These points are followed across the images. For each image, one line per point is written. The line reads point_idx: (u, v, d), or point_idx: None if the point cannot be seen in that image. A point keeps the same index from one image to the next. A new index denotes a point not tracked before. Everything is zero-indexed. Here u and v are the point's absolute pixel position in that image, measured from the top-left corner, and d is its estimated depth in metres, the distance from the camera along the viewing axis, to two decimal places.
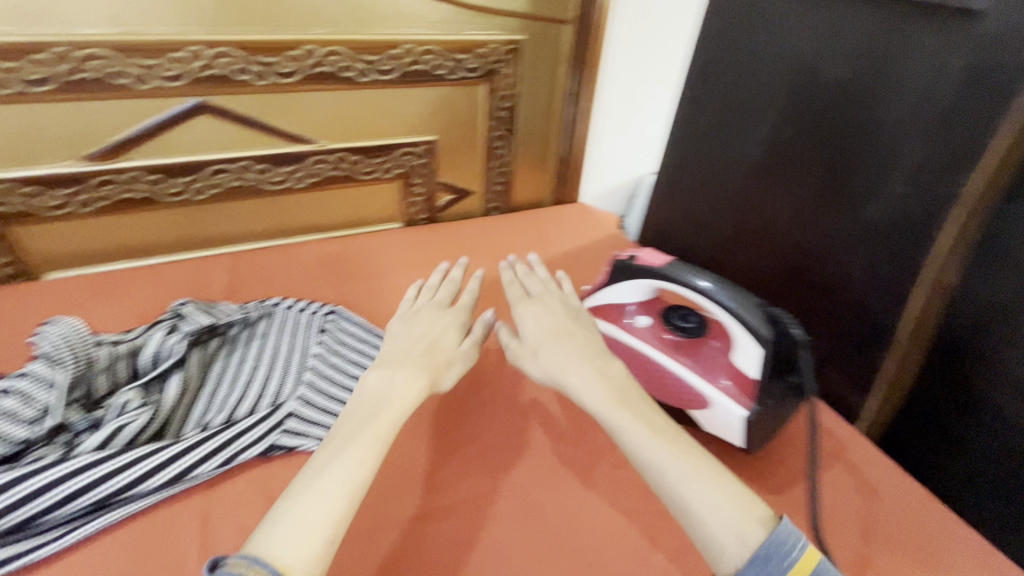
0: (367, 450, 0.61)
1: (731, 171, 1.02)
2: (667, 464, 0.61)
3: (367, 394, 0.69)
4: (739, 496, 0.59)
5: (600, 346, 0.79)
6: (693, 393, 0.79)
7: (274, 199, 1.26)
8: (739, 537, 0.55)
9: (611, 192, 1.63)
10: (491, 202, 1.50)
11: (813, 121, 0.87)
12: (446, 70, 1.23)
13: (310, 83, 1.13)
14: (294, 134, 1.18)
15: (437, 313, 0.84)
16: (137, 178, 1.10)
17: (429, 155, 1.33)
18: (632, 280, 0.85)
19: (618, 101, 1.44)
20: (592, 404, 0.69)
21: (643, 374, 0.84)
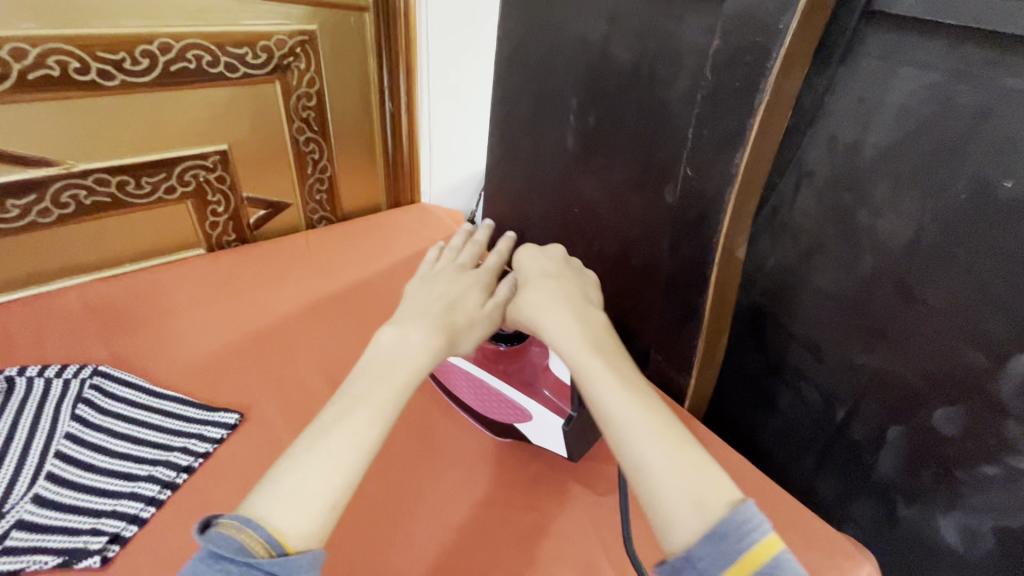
0: (335, 450, 0.51)
1: (547, 165, 0.94)
2: (633, 417, 0.55)
3: (384, 356, 0.59)
4: (706, 474, 0.52)
5: (579, 304, 0.68)
6: (510, 404, 0.72)
7: (16, 240, 0.96)
8: (699, 510, 0.49)
9: (456, 188, 1.55)
10: (314, 215, 1.34)
11: (607, 112, 0.80)
12: (225, 66, 1.06)
13: (27, 89, 0.89)
14: (13, 173, 0.93)
15: (457, 275, 0.74)
16: None
17: (223, 166, 1.14)
18: None
19: (442, 89, 1.36)
20: (569, 348, 0.62)
21: (468, 393, 0.77)
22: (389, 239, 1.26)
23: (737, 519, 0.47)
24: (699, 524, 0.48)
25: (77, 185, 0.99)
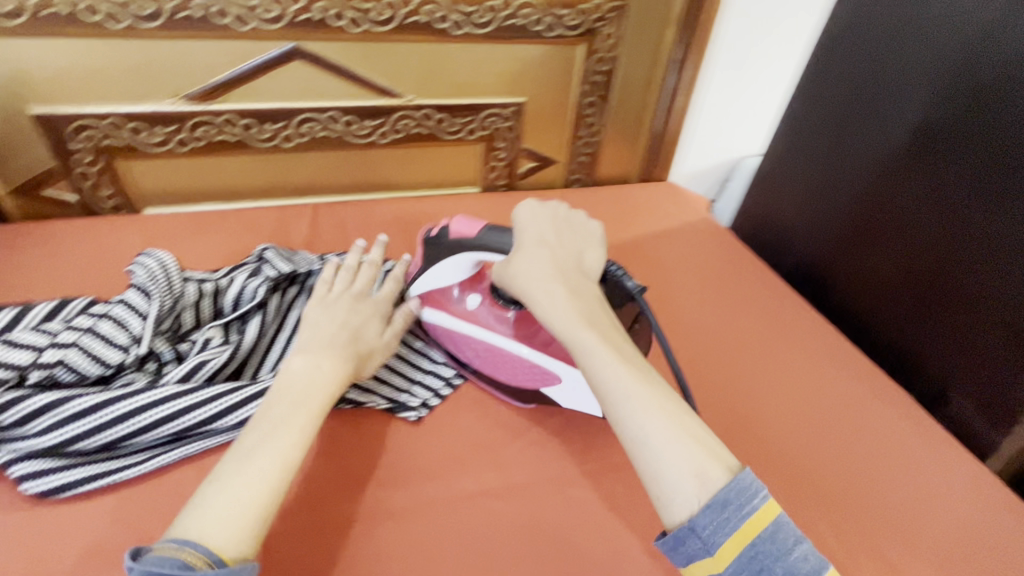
0: (292, 436, 0.49)
1: (846, 177, 0.82)
2: (633, 408, 0.47)
3: (276, 392, 0.53)
4: (707, 441, 0.46)
5: (578, 252, 0.60)
6: (537, 371, 0.64)
7: (292, 158, 0.90)
8: (700, 480, 0.43)
9: (705, 171, 1.18)
10: (572, 174, 1.09)
11: (983, 101, 0.64)
12: (544, 26, 0.87)
13: (396, 31, 0.81)
14: (356, 100, 0.87)
15: (352, 301, 0.64)
16: (121, 130, 0.81)
17: (516, 119, 0.97)
18: (444, 258, 0.66)
19: (734, 70, 1.02)
20: (562, 328, 0.53)
21: (480, 360, 0.67)
22: (653, 216, 1.04)
23: (738, 484, 0.43)
24: (696, 494, 0.43)
25: (352, 114, 0.88)
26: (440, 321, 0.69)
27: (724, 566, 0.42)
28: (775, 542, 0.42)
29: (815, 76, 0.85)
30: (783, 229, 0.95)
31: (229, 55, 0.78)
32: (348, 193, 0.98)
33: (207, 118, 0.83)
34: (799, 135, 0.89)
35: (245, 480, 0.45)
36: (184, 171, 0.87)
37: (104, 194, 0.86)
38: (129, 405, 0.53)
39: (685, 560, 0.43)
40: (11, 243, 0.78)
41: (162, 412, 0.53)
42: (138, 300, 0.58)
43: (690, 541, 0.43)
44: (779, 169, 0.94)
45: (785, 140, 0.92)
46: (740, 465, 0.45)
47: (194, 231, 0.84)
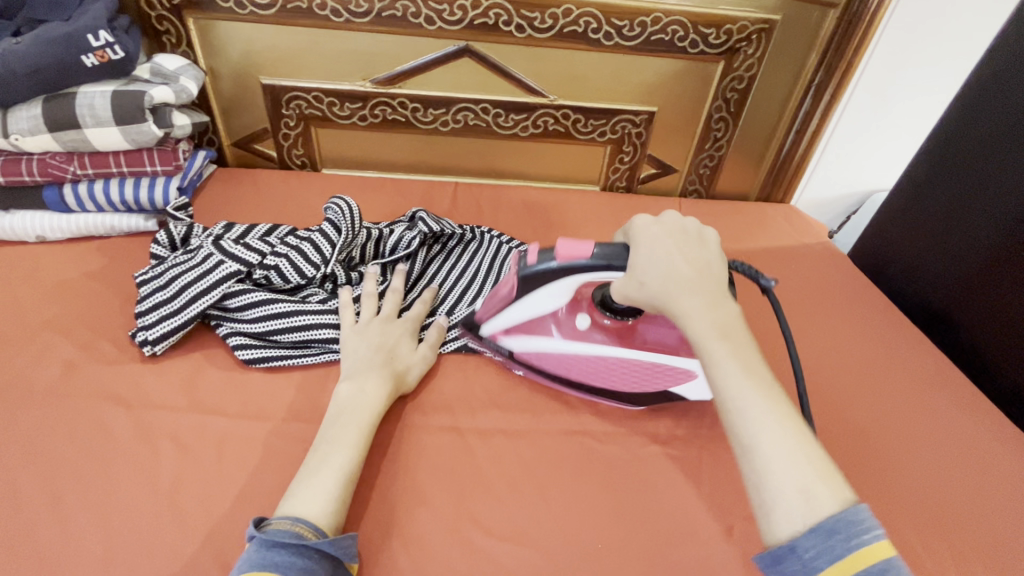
0: (347, 453, 0.53)
1: (990, 205, 0.81)
2: (762, 425, 0.44)
3: (337, 409, 0.57)
4: (828, 470, 0.44)
5: (709, 260, 0.53)
6: (672, 371, 0.63)
7: (449, 139, 1.05)
8: (806, 498, 0.42)
9: (829, 201, 1.17)
10: (691, 185, 1.14)
11: None
12: (689, 42, 0.94)
13: (558, 40, 0.93)
14: (508, 96, 0.99)
15: (384, 323, 0.67)
16: (322, 102, 1.00)
17: (647, 127, 1.04)
18: (547, 285, 0.58)
19: (876, 101, 1.02)
20: (695, 334, 0.49)
21: (605, 377, 0.64)
22: (769, 233, 1.06)
23: (848, 517, 0.41)
24: (805, 517, 0.41)
25: (501, 109, 1.01)
26: (537, 348, 0.64)
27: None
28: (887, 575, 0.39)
29: (975, 100, 0.83)
30: (915, 252, 0.93)
31: (417, 47, 0.94)
32: (483, 177, 1.11)
33: (386, 100, 0.99)
34: (941, 162, 0.88)
35: (330, 476, 0.51)
36: (360, 144, 1.05)
37: (297, 153, 1.06)
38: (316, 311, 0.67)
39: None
40: (230, 182, 0.99)
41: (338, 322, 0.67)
42: (331, 232, 0.73)
43: (789, 560, 0.41)
44: (923, 192, 0.91)
45: (922, 167, 0.92)
46: (852, 496, 0.42)
47: (360, 191, 1.01)
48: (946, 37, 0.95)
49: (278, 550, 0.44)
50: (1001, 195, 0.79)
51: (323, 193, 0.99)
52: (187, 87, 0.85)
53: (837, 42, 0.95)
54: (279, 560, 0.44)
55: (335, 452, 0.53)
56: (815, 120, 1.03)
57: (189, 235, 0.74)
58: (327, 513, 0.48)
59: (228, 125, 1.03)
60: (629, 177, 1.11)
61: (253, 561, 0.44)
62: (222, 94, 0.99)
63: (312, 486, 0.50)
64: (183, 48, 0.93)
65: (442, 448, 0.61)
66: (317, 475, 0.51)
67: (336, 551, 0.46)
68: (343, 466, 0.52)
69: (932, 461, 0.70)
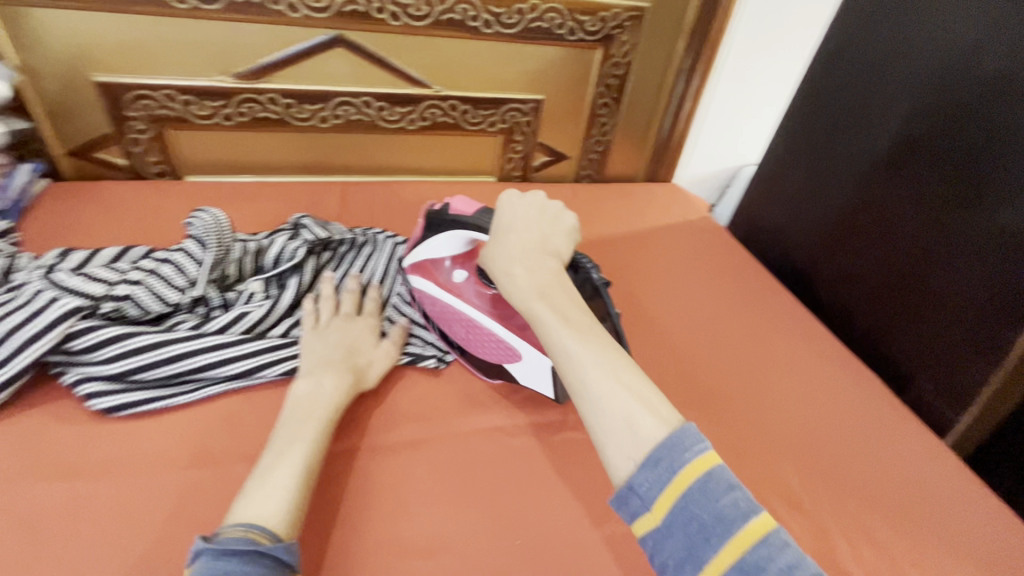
0: (304, 448, 0.51)
1: (826, 184, 0.92)
2: (582, 357, 0.49)
3: (295, 406, 0.55)
4: (653, 402, 0.47)
5: (545, 236, 0.60)
6: (509, 348, 0.64)
7: (332, 137, 0.98)
8: (629, 426, 0.45)
9: (707, 177, 1.26)
10: (583, 170, 1.16)
11: (950, 103, 0.73)
12: (568, 29, 0.94)
13: (436, 28, 0.89)
14: (390, 88, 0.94)
15: (344, 321, 0.66)
16: (175, 101, 0.88)
17: (535, 115, 1.04)
18: (444, 230, 0.66)
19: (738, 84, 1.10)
20: (519, 292, 0.55)
21: (467, 336, 0.67)
22: (658, 212, 1.11)
23: (676, 440, 0.43)
24: (633, 450, 0.44)
25: (384, 101, 0.95)
26: (424, 289, 0.70)
27: (660, 519, 0.42)
28: (704, 490, 0.41)
29: (812, 88, 0.94)
30: (777, 226, 1.04)
31: (281, 37, 0.86)
32: (374, 173, 1.05)
33: (253, 95, 0.90)
34: (794, 148, 0.99)
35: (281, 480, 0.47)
36: (228, 146, 0.95)
37: (152, 159, 0.93)
38: (182, 346, 0.59)
39: (629, 517, 0.44)
40: (68, 198, 0.85)
41: (213, 357, 0.59)
42: (194, 249, 0.65)
43: (632, 499, 0.43)
44: (779, 169, 1.02)
45: (778, 148, 1.02)
46: (681, 423, 0.45)
47: (234, 198, 0.91)
48: (786, 24, 1.04)
49: (232, 560, 0.40)
50: (838, 173, 0.90)
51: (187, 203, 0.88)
52: None
53: (700, 27, 1.01)
54: (229, 571, 0.39)
55: (293, 447, 0.51)
56: (688, 103, 1.10)
57: (11, 270, 0.62)
58: (285, 519, 0.45)
59: (59, 130, 0.88)
60: (524, 166, 1.11)
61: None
62: (45, 95, 0.84)
63: (268, 486, 0.47)
64: None
65: (344, 469, 0.57)
66: (273, 472, 0.48)
67: (292, 558, 0.43)
68: (302, 462, 0.50)
69: (815, 409, 0.76)
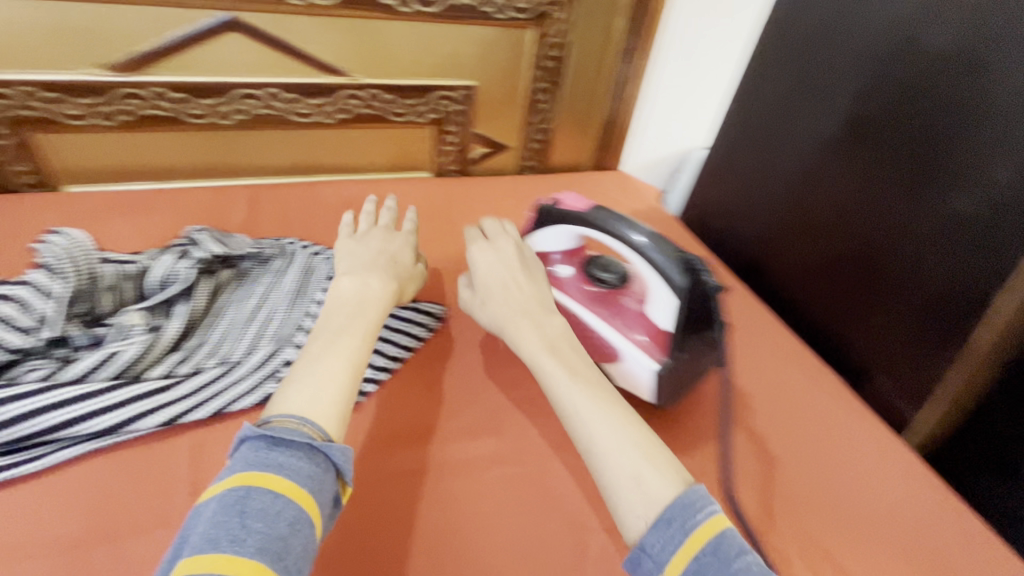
0: (335, 361, 0.47)
1: (795, 209, 0.80)
2: (592, 415, 0.46)
3: (345, 299, 0.54)
4: (661, 458, 0.44)
5: (529, 269, 0.60)
6: (611, 348, 0.60)
7: (241, 135, 0.86)
8: (638, 485, 0.42)
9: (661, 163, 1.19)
10: (526, 163, 1.07)
11: (903, 83, 0.64)
12: (495, 8, 0.84)
13: (344, 8, 0.78)
14: (298, 77, 0.83)
15: (384, 235, 0.65)
16: (38, 100, 0.75)
17: (469, 105, 0.95)
18: (555, 223, 0.64)
19: (691, 72, 1.03)
20: (529, 350, 0.53)
21: (557, 329, 0.64)
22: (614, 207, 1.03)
23: (687, 498, 0.40)
24: (645, 507, 0.40)
25: (294, 93, 0.84)
26: None
27: None
28: (716, 554, 0.38)
29: (756, 83, 0.85)
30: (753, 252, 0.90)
31: (165, 19, 0.73)
32: (302, 175, 0.94)
33: (135, 90, 0.77)
34: (747, 157, 0.88)
35: (323, 376, 0.45)
36: (122, 149, 0.82)
37: (17, 169, 0.80)
38: None
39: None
40: None
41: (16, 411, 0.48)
42: (33, 296, 0.54)
43: (644, 560, 0.39)
44: (742, 191, 0.90)
45: (733, 160, 0.92)
46: (691, 481, 0.42)
47: (115, 211, 0.79)
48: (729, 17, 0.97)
49: (284, 451, 0.39)
50: (782, 156, 0.81)
51: (98, 202, 0.80)
52: None
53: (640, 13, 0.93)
54: (283, 459, 0.38)
55: (338, 343, 0.48)
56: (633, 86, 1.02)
57: None
58: (337, 417, 0.43)
59: None
60: (461, 160, 1.02)
61: (251, 460, 0.38)
62: None
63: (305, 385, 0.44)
64: None
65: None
66: (320, 360, 0.46)
67: (346, 461, 0.41)
68: (346, 369, 0.47)
69: None
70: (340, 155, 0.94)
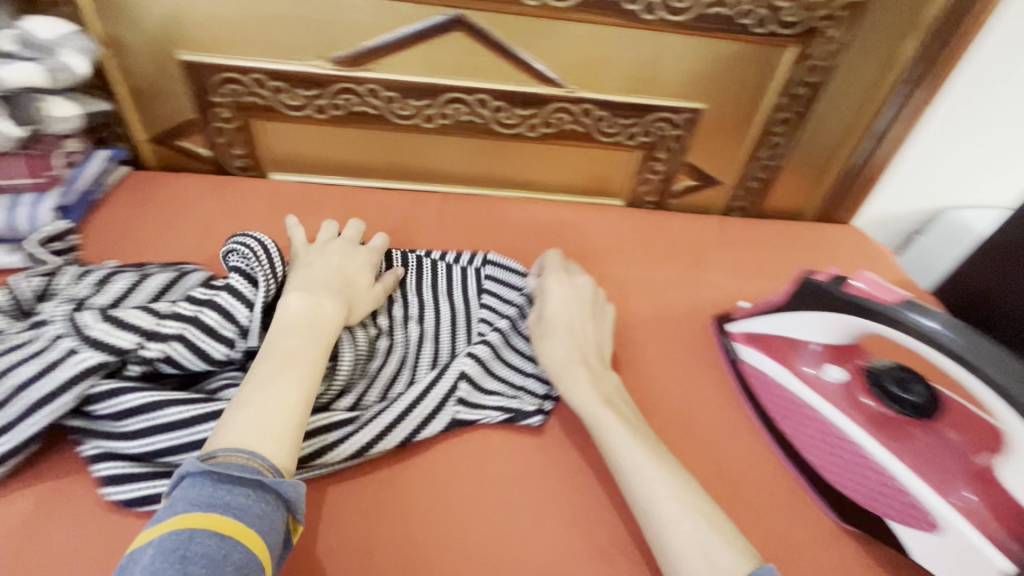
0: (291, 385, 0.42)
1: None
2: (649, 479, 0.44)
3: (287, 321, 0.48)
4: (730, 531, 0.42)
5: (573, 324, 0.59)
6: (910, 503, 0.46)
7: (438, 140, 0.81)
8: (705, 553, 0.40)
9: (898, 220, 0.96)
10: (735, 201, 0.90)
11: None
12: (756, 19, 0.70)
13: (582, 12, 0.69)
14: (511, 84, 0.75)
15: (348, 250, 0.61)
16: (265, 87, 0.75)
17: (688, 129, 0.81)
18: (824, 311, 0.51)
19: (974, 114, 0.81)
20: (581, 407, 0.51)
21: (820, 450, 0.51)
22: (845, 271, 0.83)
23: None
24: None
25: (502, 101, 0.77)
26: (771, 373, 0.56)
27: None
28: None
29: None
30: None
31: (396, 15, 0.69)
32: (488, 186, 0.87)
33: (350, 86, 0.75)
34: None
35: (268, 407, 0.40)
36: (325, 142, 0.81)
37: (235, 152, 0.82)
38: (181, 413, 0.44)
39: None
40: (145, 191, 0.75)
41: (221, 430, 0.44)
42: (243, 287, 0.50)
43: None
44: None
45: None
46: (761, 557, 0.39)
47: (314, 205, 0.78)
48: None
49: (231, 488, 0.35)
50: None
51: (296, 194, 0.79)
52: (71, 65, 0.63)
53: (936, 36, 0.73)
54: (230, 498, 0.35)
55: (297, 370, 0.44)
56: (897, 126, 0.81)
57: (46, 292, 0.54)
58: (288, 449, 0.39)
59: (144, 111, 0.77)
60: (660, 191, 0.88)
61: (199, 498, 0.35)
62: (131, 72, 0.74)
63: (252, 415, 0.40)
64: (65, 9, 0.67)
65: None
66: (244, 406, 0.40)
67: (297, 496, 0.38)
68: (301, 397, 0.42)
69: None
70: (527, 171, 0.85)
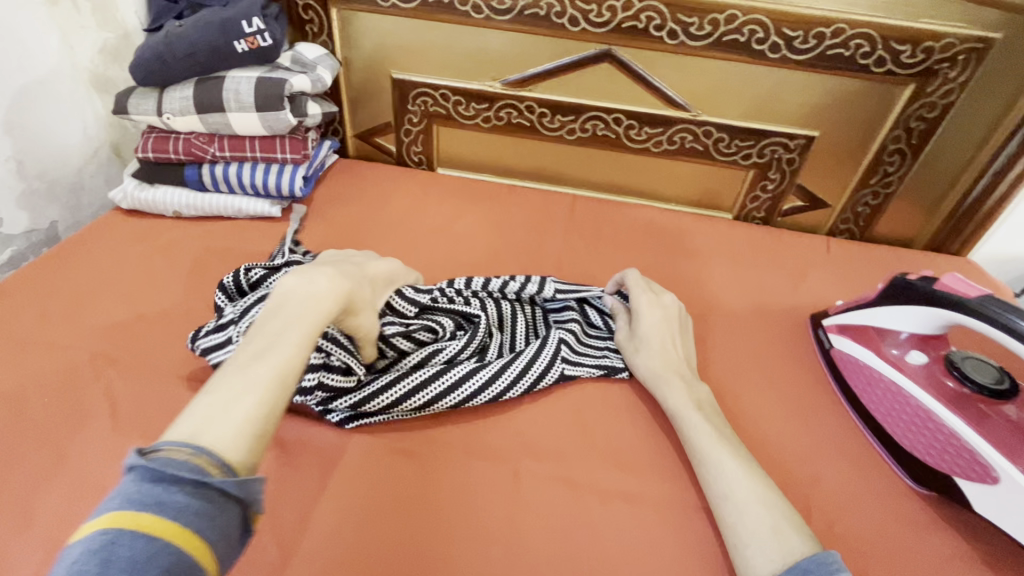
0: (291, 350, 0.45)
1: None
2: (732, 474, 0.53)
3: (281, 295, 0.50)
4: (795, 523, 0.49)
5: (665, 339, 0.66)
6: (976, 462, 0.53)
7: (576, 149, 0.98)
8: (778, 537, 0.47)
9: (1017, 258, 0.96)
10: (843, 224, 0.97)
11: None
12: (875, 59, 0.79)
13: (714, 49, 0.82)
14: (644, 107, 0.90)
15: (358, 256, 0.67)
16: (448, 101, 0.96)
17: (801, 153, 0.90)
18: (914, 304, 0.59)
19: None
20: (673, 407, 0.60)
21: (896, 417, 0.60)
22: None
23: (822, 558, 0.43)
24: (782, 554, 0.45)
25: (634, 120, 0.92)
26: (858, 355, 0.65)
27: None
28: None
29: None
30: None
31: (558, 48, 0.87)
32: (611, 192, 1.02)
33: (513, 102, 0.94)
34: None
35: (251, 398, 0.40)
36: (485, 145, 1.01)
37: (415, 150, 1.04)
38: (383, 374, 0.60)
39: None
40: (351, 173, 0.99)
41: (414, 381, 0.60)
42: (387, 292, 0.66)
43: None
44: None
45: None
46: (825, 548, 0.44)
47: (472, 194, 0.97)
48: None
49: (165, 488, 0.33)
50: None
51: (458, 184, 0.99)
52: (323, 77, 0.85)
53: None
54: (167, 497, 0.33)
55: (254, 369, 0.42)
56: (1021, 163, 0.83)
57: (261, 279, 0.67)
58: (243, 446, 0.38)
59: (355, 114, 1.02)
60: (769, 208, 0.98)
61: (132, 497, 0.33)
62: (353, 84, 0.98)
63: (223, 412, 0.39)
64: (323, 38, 0.93)
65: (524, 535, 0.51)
66: (219, 399, 0.39)
67: (244, 493, 0.36)
68: (268, 396, 0.41)
69: None
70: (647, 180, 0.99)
